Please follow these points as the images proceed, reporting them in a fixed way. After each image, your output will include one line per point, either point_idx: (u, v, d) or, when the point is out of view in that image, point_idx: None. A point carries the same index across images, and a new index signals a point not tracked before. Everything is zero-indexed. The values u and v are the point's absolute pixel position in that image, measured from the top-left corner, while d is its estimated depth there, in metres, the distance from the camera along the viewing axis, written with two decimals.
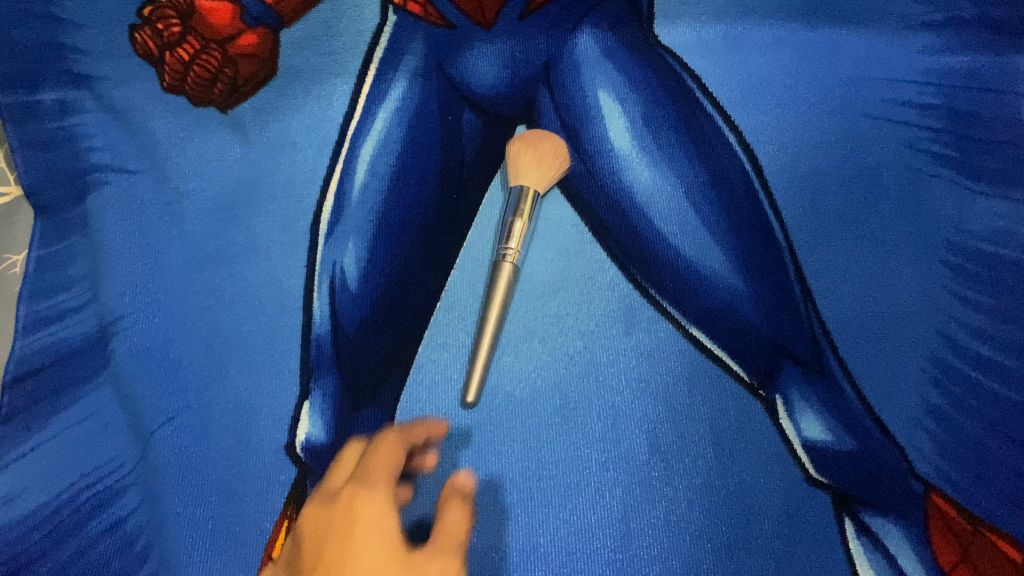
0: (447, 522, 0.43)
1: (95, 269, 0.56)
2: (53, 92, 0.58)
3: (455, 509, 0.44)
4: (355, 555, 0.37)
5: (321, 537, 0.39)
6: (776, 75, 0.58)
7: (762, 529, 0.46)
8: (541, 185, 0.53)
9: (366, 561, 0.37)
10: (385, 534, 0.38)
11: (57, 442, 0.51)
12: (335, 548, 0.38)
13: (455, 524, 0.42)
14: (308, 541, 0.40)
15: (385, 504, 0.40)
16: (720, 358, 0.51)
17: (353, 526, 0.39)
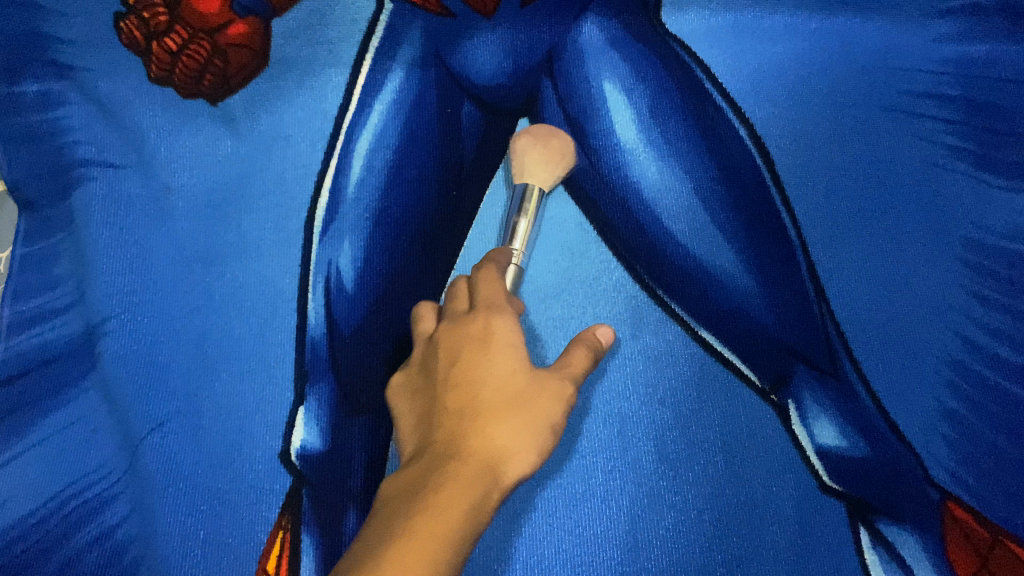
0: (569, 358, 0.42)
1: (81, 269, 0.54)
2: (35, 85, 0.55)
3: (580, 352, 0.43)
4: (487, 374, 0.37)
5: (451, 357, 0.38)
6: (790, 65, 0.56)
7: (773, 540, 0.45)
8: (546, 181, 0.51)
9: (493, 380, 0.37)
10: (513, 348, 0.38)
11: (43, 449, 0.49)
12: (466, 367, 0.37)
13: (579, 367, 0.42)
14: (442, 348, 0.39)
15: (512, 313, 0.40)
16: (730, 361, 0.49)
17: (490, 337, 0.38)
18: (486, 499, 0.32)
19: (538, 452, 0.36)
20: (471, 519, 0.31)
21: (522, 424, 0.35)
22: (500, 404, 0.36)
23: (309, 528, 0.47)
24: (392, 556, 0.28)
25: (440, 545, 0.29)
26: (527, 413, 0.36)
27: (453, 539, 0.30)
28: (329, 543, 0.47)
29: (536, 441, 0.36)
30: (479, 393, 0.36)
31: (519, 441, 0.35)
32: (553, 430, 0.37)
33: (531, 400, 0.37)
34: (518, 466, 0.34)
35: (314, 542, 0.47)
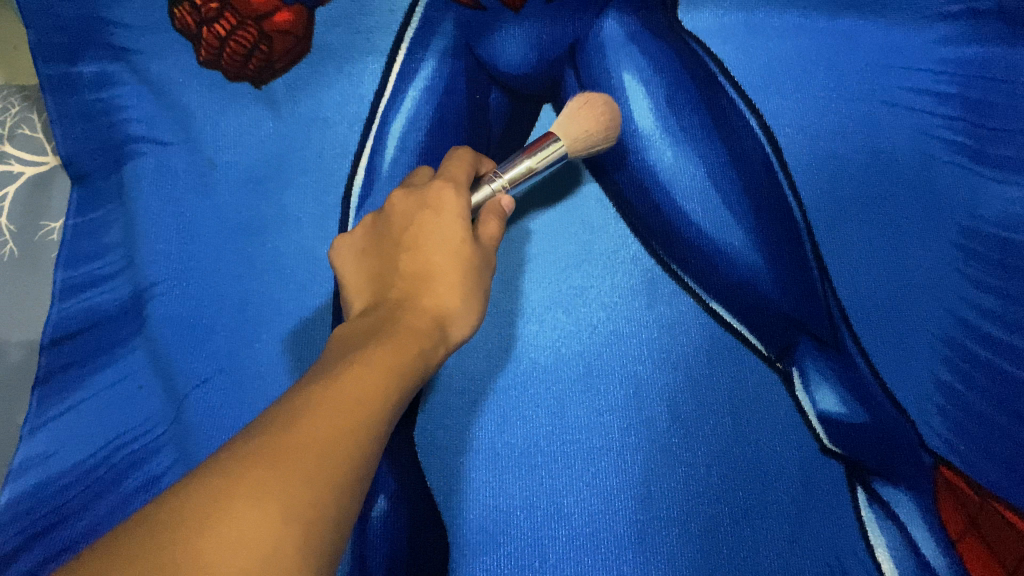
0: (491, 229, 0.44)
1: (130, 239, 0.58)
2: (91, 65, 0.60)
3: (493, 219, 0.44)
4: (444, 238, 0.42)
5: (407, 222, 0.43)
6: (797, 62, 0.59)
7: (777, 494, 0.48)
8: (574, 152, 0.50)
9: (438, 248, 0.41)
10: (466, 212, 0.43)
11: (94, 403, 0.53)
12: (419, 232, 0.42)
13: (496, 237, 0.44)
14: (398, 214, 0.44)
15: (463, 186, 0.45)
16: (739, 331, 0.52)
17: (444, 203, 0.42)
18: (426, 348, 0.38)
19: (471, 322, 0.42)
20: (411, 364, 0.36)
21: (461, 295, 0.41)
22: (450, 273, 0.41)
23: None
24: (356, 379, 0.32)
25: (391, 379, 0.34)
26: (467, 284, 0.42)
27: (398, 372, 0.35)
28: None
29: (470, 309, 0.42)
30: (430, 261, 0.41)
31: (453, 311, 0.41)
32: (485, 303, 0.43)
33: (472, 273, 0.42)
34: (456, 328, 0.41)
35: None
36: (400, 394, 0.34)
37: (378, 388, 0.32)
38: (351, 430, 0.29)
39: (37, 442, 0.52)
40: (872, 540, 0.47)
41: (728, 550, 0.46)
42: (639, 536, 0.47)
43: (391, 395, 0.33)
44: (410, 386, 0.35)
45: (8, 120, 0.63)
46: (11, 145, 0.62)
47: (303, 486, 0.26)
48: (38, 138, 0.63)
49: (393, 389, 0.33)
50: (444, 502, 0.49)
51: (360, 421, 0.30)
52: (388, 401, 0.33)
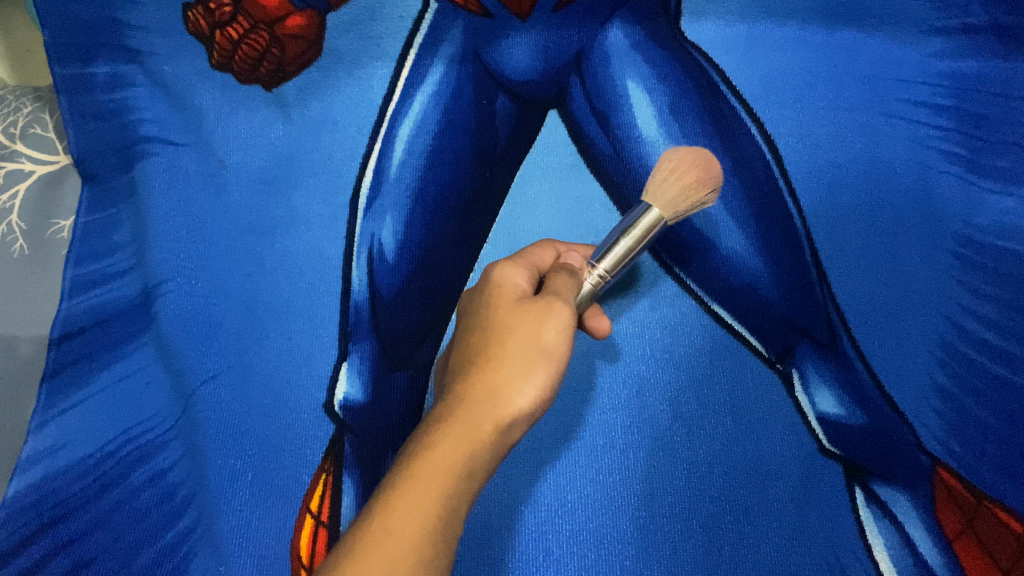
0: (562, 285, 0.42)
1: (140, 237, 0.58)
2: (104, 67, 0.61)
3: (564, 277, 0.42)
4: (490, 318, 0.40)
5: (464, 322, 0.43)
6: (796, 73, 0.61)
7: (777, 493, 0.49)
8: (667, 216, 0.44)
9: (478, 333, 0.40)
10: (512, 293, 0.42)
11: (101, 398, 0.53)
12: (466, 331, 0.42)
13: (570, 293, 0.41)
14: (459, 323, 0.44)
15: (508, 270, 0.44)
16: (739, 332, 0.54)
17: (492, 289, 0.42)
18: (477, 433, 0.35)
19: (544, 381, 0.38)
20: (462, 464, 0.33)
21: (514, 360, 0.38)
22: (497, 346, 0.38)
23: (349, 471, 0.51)
24: (388, 516, 0.31)
25: (433, 494, 0.32)
26: (517, 350, 0.38)
27: (445, 481, 0.33)
28: (367, 486, 0.50)
29: (531, 369, 0.38)
30: (474, 347, 0.39)
31: (509, 378, 0.37)
32: (561, 354, 0.39)
33: (524, 334, 0.39)
34: (525, 394, 0.37)
35: (354, 484, 0.50)
36: (452, 502, 0.32)
37: (416, 511, 0.31)
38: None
39: (43, 436, 0.52)
40: (869, 540, 0.48)
41: (730, 547, 0.47)
42: (641, 531, 0.48)
43: (431, 512, 0.31)
44: (465, 492, 0.33)
45: (20, 119, 0.64)
46: (23, 145, 0.63)
47: None
48: (50, 138, 0.64)
49: (433, 505, 0.32)
50: None
51: (390, 566, 0.29)
52: (428, 525, 0.31)
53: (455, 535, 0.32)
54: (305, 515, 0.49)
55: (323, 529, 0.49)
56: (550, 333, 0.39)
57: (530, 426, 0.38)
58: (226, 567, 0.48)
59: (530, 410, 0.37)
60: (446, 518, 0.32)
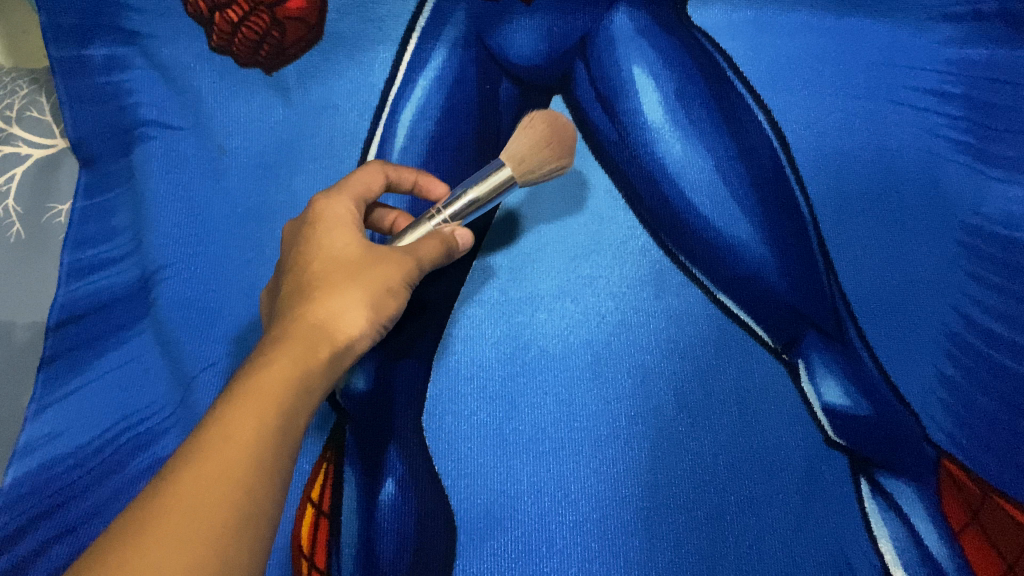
0: (427, 246, 0.45)
1: (139, 221, 0.58)
2: (101, 50, 0.61)
3: (430, 241, 0.45)
4: (332, 249, 0.43)
5: (293, 246, 0.45)
6: (805, 59, 0.60)
7: (783, 484, 0.48)
8: (523, 179, 0.47)
9: (317, 261, 0.43)
10: (351, 229, 0.44)
11: (99, 385, 0.53)
12: (300, 251, 0.44)
13: (429, 254, 0.45)
14: (286, 245, 0.46)
15: (342, 198, 0.46)
16: (746, 323, 0.53)
17: (330, 220, 0.45)
18: (317, 350, 0.38)
19: (376, 312, 0.42)
20: (300, 374, 0.36)
21: (359, 289, 0.41)
22: (339, 275, 0.42)
23: (351, 460, 0.51)
24: (229, 416, 0.33)
25: (274, 397, 0.34)
26: (358, 282, 0.42)
27: (284, 388, 0.35)
28: (370, 476, 0.51)
29: (369, 301, 0.42)
30: (313, 272, 0.42)
31: (348, 303, 0.41)
32: (397, 296, 0.44)
33: (367, 270, 0.42)
34: (360, 325, 0.41)
35: (356, 474, 0.51)
36: (293, 410, 0.35)
37: (255, 418, 0.33)
38: (223, 481, 0.30)
39: (42, 423, 0.51)
40: (875, 531, 0.48)
41: (734, 538, 0.47)
42: (645, 522, 0.47)
43: (273, 416, 0.34)
44: (304, 399, 0.36)
45: (16, 101, 0.63)
46: (20, 128, 0.62)
47: (182, 551, 0.28)
48: (46, 121, 0.63)
49: (274, 409, 0.34)
50: (452, 487, 0.49)
51: (230, 463, 0.31)
52: (267, 428, 0.33)
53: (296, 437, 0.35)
54: (306, 504, 0.49)
55: (325, 519, 0.49)
56: (395, 274, 0.43)
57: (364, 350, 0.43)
58: None
59: (363, 335, 0.42)
60: (283, 422, 0.34)
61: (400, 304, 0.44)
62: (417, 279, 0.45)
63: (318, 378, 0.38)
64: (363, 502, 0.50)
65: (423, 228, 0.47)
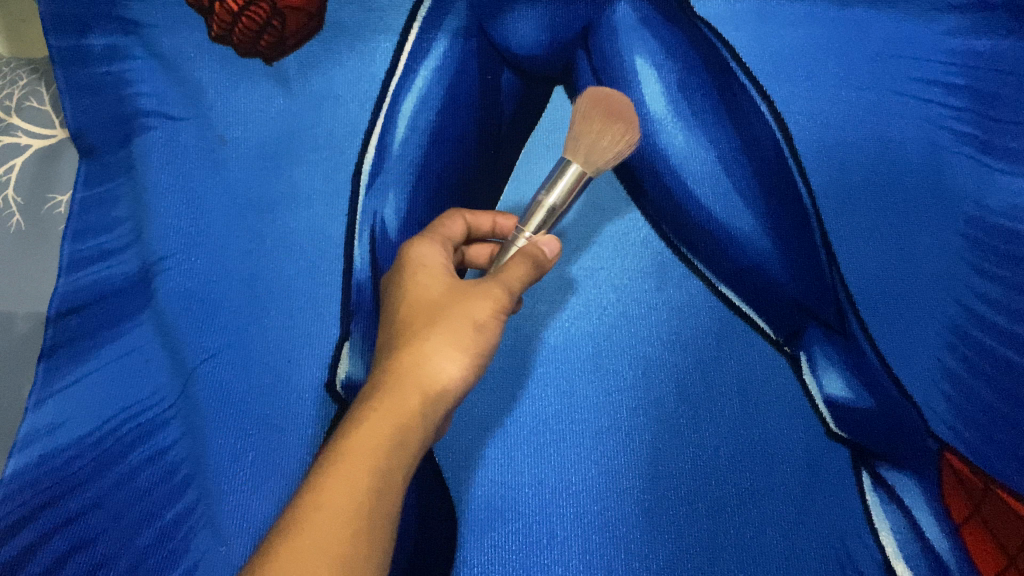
0: (510, 273, 0.41)
1: (139, 212, 0.57)
2: (101, 39, 0.61)
3: (516, 261, 0.41)
4: (417, 294, 0.42)
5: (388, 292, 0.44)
6: (808, 49, 0.59)
7: (785, 476, 0.48)
8: (591, 166, 0.44)
9: (407, 306, 0.41)
10: (435, 272, 0.43)
11: (100, 375, 0.53)
12: (393, 298, 0.43)
13: (517, 277, 0.41)
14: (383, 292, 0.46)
15: (429, 243, 0.45)
16: (747, 315, 0.53)
17: (414, 267, 0.44)
18: (406, 403, 0.36)
19: (471, 355, 0.39)
20: (393, 438, 0.35)
21: (444, 333, 0.39)
22: (425, 321, 0.40)
23: None
24: (324, 489, 0.33)
25: (363, 469, 0.34)
26: (441, 326, 0.39)
27: (376, 454, 0.34)
28: None
29: (456, 344, 0.39)
30: (403, 320, 0.41)
31: (436, 348, 0.38)
32: (491, 328, 0.40)
33: (453, 309, 0.40)
34: (453, 367, 0.38)
35: None
36: (388, 473, 0.34)
37: (347, 489, 0.33)
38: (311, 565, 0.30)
39: (42, 414, 0.51)
40: (876, 524, 0.47)
41: (735, 531, 0.47)
42: (647, 514, 0.47)
43: (361, 491, 0.33)
44: (398, 463, 0.35)
45: (16, 91, 0.63)
46: (20, 119, 0.62)
47: None
48: (47, 111, 0.62)
49: (362, 481, 0.33)
50: (452, 478, 0.49)
51: (321, 542, 0.31)
52: (361, 497, 0.33)
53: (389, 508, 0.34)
54: None
55: None
56: (480, 308, 0.40)
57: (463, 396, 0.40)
58: (228, 547, 0.48)
59: (459, 379, 0.39)
60: (378, 487, 0.33)
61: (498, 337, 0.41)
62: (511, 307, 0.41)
63: (411, 437, 0.36)
64: None
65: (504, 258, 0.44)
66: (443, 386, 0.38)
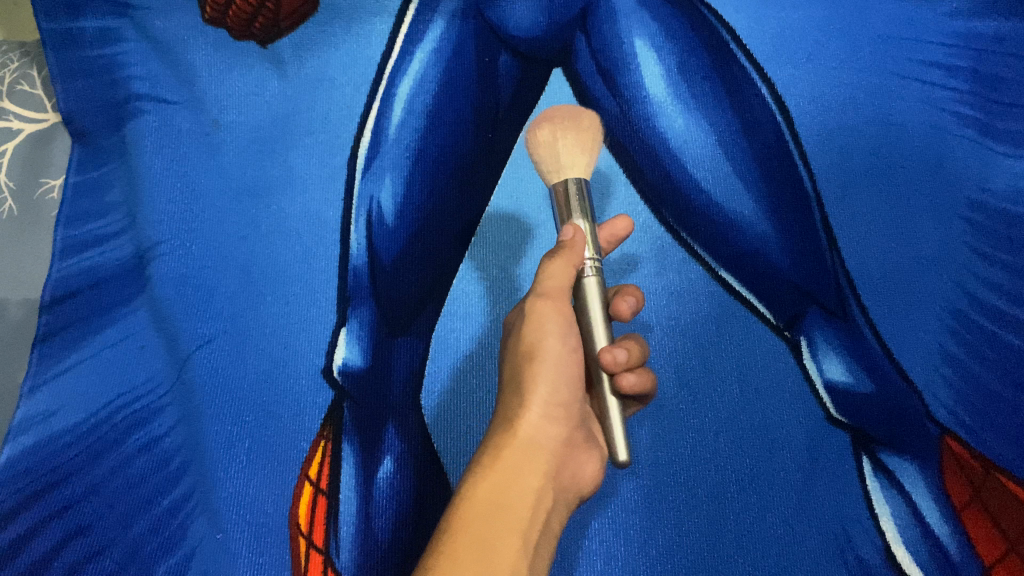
0: (546, 278, 0.40)
1: (132, 197, 0.57)
2: (93, 22, 0.61)
3: (553, 268, 0.39)
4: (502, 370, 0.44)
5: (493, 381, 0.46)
6: (809, 31, 0.59)
7: (784, 462, 0.48)
8: None
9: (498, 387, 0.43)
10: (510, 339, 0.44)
11: (94, 363, 0.52)
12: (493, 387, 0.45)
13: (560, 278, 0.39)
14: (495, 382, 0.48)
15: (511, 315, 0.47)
16: (748, 300, 0.52)
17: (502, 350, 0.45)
18: (500, 462, 0.38)
19: (551, 394, 0.40)
20: (491, 493, 0.36)
21: (519, 387, 0.41)
22: (508, 390, 0.41)
23: (349, 438, 0.50)
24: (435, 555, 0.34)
25: (470, 527, 0.34)
26: (518, 381, 0.41)
27: (478, 512, 0.35)
28: (368, 454, 0.50)
29: (530, 384, 0.40)
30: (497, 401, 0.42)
31: (518, 404, 0.40)
32: (556, 350, 0.40)
33: (520, 360, 0.41)
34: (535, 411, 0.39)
35: (354, 452, 0.50)
36: (494, 528, 0.35)
37: (457, 548, 0.33)
38: None
39: (36, 402, 0.51)
40: (876, 509, 0.47)
41: (734, 516, 0.47)
42: (646, 500, 0.47)
43: (471, 547, 0.34)
44: (506, 517, 0.35)
45: (7, 75, 0.62)
46: (11, 102, 0.61)
47: None
48: (38, 95, 0.62)
49: (471, 540, 0.34)
50: (450, 465, 0.49)
51: None
52: (473, 553, 0.33)
53: (511, 556, 0.34)
54: (304, 483, 0.49)
55: (322, 497, 0.48)
56: (536, 337, 0.40)
57: (571, 438, 0.41)
58: (224, 534, 0.48)
59: (545, 419, 0.40)
60: (489, 542, 0.34)
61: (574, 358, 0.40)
62: (566, 314, 0.40)
63: (514, 485, 0.37)
64: (361, 480, 0.49)
65: (597, 294, 0.39)
66: (531, 431, 0.39)
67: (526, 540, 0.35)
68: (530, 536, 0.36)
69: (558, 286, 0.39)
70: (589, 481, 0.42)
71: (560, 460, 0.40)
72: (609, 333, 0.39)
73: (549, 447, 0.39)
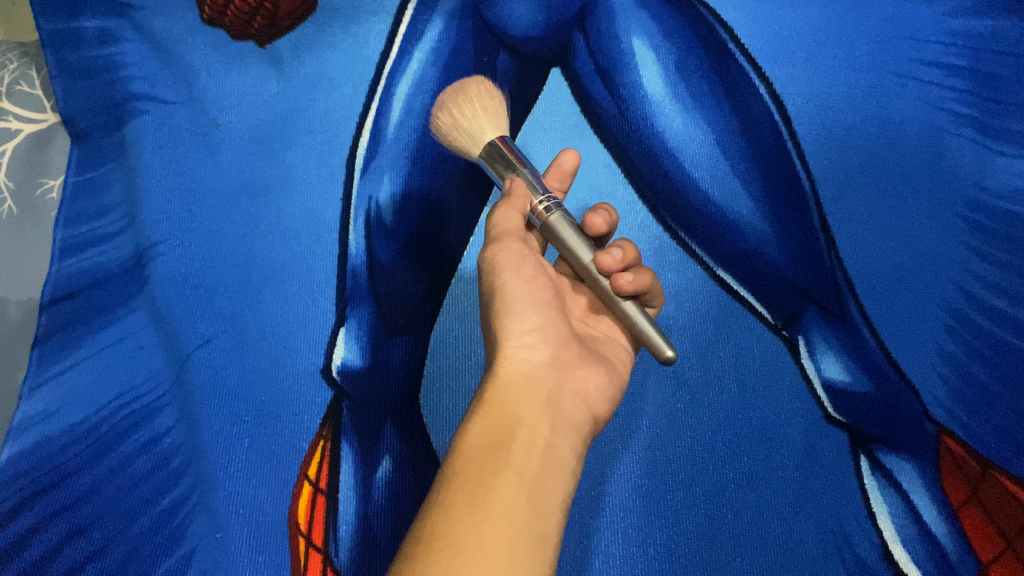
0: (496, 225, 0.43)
1: (132, 197, 0.57)
2: (93, 22, 0.61)
3: (504, 217, 0.42)
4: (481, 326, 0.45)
5: None
6: (807, 30, 0.59)
7: (782, 460, 0.48)
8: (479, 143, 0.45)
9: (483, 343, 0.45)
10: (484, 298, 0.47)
11: (94, 362, 0.53)
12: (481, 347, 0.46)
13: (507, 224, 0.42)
14: None
15: None
16: (745, 299, 0.53)
17: None
18: (489, 400, 0.38)
19: (519, 326, 0.41)
20: (483, 429, 0.36)
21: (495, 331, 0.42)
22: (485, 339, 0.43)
23: (348, 437, 0.50)
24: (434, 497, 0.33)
25: (464, 462, 0.34)
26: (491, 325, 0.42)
27: (471, 447, 0.35)
28: (368, 453, 0.50)
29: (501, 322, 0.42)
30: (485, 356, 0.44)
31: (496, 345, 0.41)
32: (512, 280, 0.42)
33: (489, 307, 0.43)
34: (510, 348, 0.41)
35: (353, 451, 0.50)
36: (488, 456, 0.35)
37: (454, 484, 0.33)
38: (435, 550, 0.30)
39: (37, 401, 0.51)
40: (874, 507, 0.47)
41: (732, 515, 0.47)
42: (644, 499, 0.47)
43: (469, 477, 0.33)
44: (500, 444, 0.35)
45: (7, 75, 0.62)
46: (10, 102, 0.61)
47: None
48: (37, 95, 0.62)
49: (469, 471, 0.34)
50: None
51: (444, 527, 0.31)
52: (470, 482, 0.33)
53: (512, 483, 0.33)
54: (303, 482, 0.49)
55: (321, 496, 0.49)
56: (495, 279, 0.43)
57: (556, 366, 0.41)
58: (223, 534, 0.48)
59: (525, 350, 0.41)
60: (485, 468, 0.34)
61: (534, 288, 0.43)
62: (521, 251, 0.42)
63: (504, 417, 0.37)
64: (359, 479, 0.49)
65: (564, 226, 0.41)
66: (513, 364, 0.40)
67: (528, 466, 0.35)
68: (532, 463, 0.35)
69: (512, 230, 0.42)
70: (598, 398, 0.43)
71: (553, 385, 0.40)
72: (590, 245, 0.41)
73: (530, 372, 0.40)
